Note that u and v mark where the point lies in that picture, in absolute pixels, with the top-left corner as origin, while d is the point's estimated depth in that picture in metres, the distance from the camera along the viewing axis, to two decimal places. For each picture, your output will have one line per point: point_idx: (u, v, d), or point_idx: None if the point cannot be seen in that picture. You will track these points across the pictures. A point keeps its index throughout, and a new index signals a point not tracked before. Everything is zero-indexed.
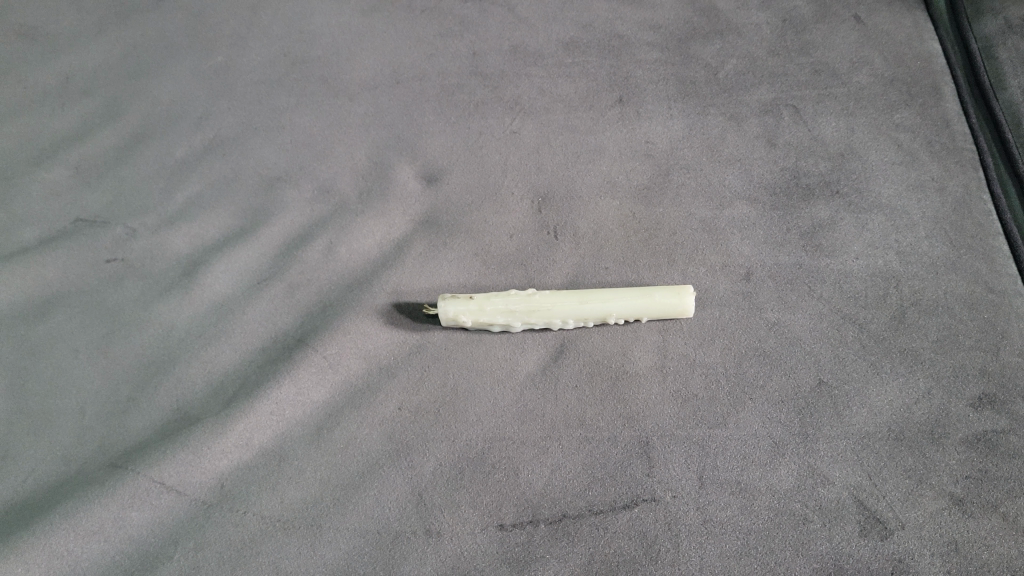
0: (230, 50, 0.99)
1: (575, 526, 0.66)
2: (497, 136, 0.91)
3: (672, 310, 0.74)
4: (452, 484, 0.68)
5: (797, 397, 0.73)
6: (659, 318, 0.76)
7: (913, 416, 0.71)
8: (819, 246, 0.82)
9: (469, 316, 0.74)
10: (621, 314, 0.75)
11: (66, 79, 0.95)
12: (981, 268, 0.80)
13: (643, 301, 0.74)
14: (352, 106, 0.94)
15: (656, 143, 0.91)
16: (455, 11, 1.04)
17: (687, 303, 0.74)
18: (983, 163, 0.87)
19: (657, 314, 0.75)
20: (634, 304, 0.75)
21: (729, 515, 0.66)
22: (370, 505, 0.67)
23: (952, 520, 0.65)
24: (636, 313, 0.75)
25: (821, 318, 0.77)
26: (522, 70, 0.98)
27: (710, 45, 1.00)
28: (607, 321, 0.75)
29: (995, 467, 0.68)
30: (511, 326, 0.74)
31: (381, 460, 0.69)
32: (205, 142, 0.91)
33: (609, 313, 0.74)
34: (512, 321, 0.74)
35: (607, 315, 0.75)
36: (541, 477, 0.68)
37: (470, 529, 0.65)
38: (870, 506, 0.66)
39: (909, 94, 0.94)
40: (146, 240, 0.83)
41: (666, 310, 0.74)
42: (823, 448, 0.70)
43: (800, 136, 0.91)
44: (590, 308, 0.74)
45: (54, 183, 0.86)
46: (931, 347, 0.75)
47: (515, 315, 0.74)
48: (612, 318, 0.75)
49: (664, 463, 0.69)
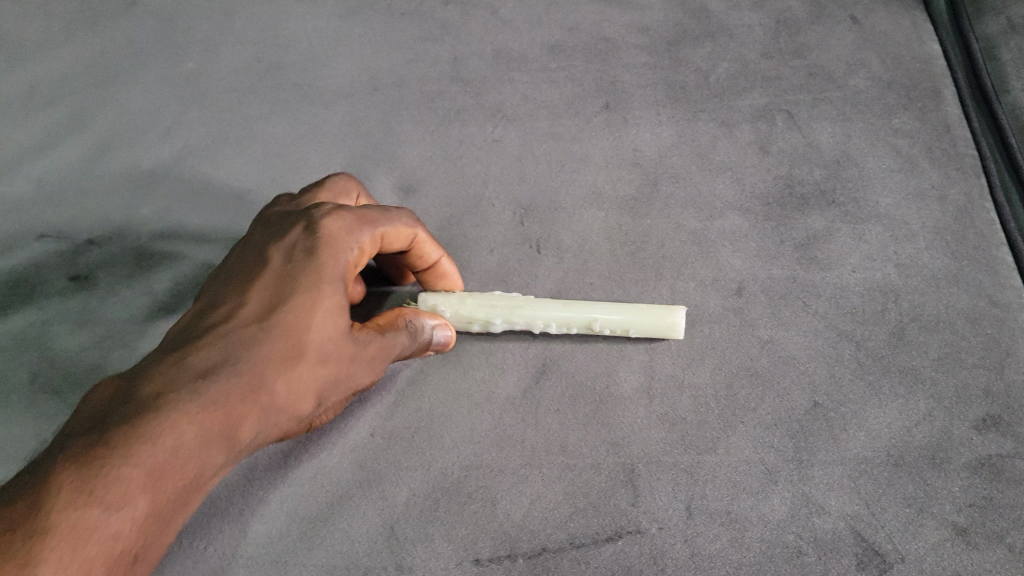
0: (202, 57, 0.94)
1: (555, 560, 0.63)
2: (478, 144, 0.87)
3: (661, 322, 0.70)
4: (426, 515, 0.65)
5: (791, 421, 0.69)
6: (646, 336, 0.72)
7: (913, 439, 0.68)
8: (814, 259, 0.78)
9: (447, 308, 0.70)
10: (608, 322, 0.70)
11: (31, 88, 0.91)
12: (985, 281, 0.76)
13: (633, 310, 0.71)
14: (328, 115, 0.90)
15: (644, 151, 0.86)
16: (435, 15, 0.98)
17: (674, 321, 0.70)
18: (985, 169, 0.84)
19: (646, 327, 0.71)
20: (624, 314, 0.70)
21: (718, 548, 0.63)
22: (339, 539, 0.64)
23: (955, 552, 0.63)
24: (623, 324, 0.71)
25: (817, 336, 0.73)
26: (505, 75, 0.93)
27: (701, 48, 0.95)
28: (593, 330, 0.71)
29: (1000, 494, 0.65)
30: (491, 323, 0.70)
31: (351, 491, 0.66)
32: (175, 152, 0.87)
33: (595, 320, 0.70)
34: (492, 317, 0.70)
35: (593, 321, 0.71)
36: (519, 508, 0.65)
37: (444, 565, 0.63)
38: (868, 537, 0.64)
39: (908, 97, 0.90)
40: (110, 257, 0.80)
41: (654, 322, 0.70)
42: (818, 474, 0.66)
43: (793, 143, 0.86)
44: (575, 312, 0.70)
45: (16, 198, 0.83)
46: (931, 366, 0.72)
47: (495, 310, 0.70)
48: (598, 326, 0.71)
49: (650, 492, 0.66)
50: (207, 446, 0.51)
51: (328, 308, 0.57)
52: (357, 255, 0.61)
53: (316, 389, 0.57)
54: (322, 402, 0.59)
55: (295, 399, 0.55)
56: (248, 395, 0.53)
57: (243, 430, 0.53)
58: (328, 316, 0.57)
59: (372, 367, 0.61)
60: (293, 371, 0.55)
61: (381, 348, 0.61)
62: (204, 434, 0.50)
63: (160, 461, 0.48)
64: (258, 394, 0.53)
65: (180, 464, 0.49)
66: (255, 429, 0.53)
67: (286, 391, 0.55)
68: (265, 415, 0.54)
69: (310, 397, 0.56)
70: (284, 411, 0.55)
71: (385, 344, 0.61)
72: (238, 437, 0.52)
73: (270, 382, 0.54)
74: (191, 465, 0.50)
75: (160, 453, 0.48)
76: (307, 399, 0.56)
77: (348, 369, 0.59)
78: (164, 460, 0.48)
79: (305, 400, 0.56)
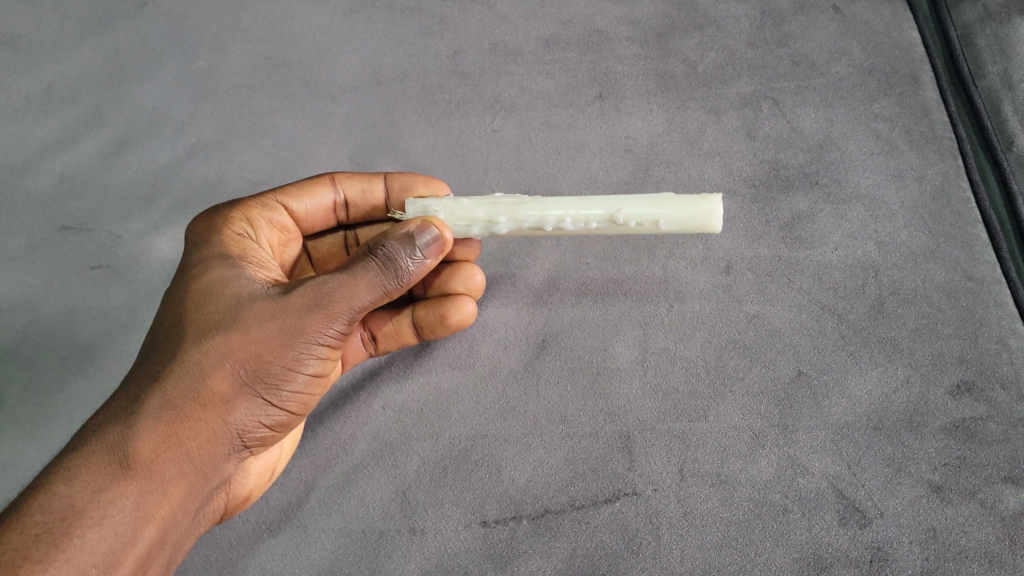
0: (212, 54, 0.98)
1: (558, 521, 0.68)
2: (478, 134, 0.92)
3: (691, 209, 0.62)
4: (436, 482, 0.70)
5: (777, 389, 0.73)
6: (678, 230, 0.64)
7: (891, 404, 0.73)
8: (799, 238, 0.82)
9: (442, 210, 0.65)
10: (631, 212, 0.63)
11: (48, 87, 0.95)
12: (961, 256, 0.81)
13: (658, 199, 0.63)
14: (333, 108, 0.94)
15: (636, 139, 0.90)
16: (434, 10, 1.01)
17: (709, 207, 0.62)
18: (963, 152, 0.87)
19: (675, 218, 0.63)
20: (650, 204, 0.63)
21: (709, 506, 0.68)
22: (355, 505, 0.69)
23: (930, 508, 0.68)
24: (651, 216, 0.63)
25: (801, 310, 0.78)
26: (502, 67, 0.96)
27: (689, 39, 0.98)
28: (615, 224, 0.64)
29: (973, 454, 0.70)
30: (494, 223, 0.65)
31: (365, 461, 0.71)
32: (188, 146, 0.91)
33: (618, 211, 0.63)
34: (495, 215, 0.65)
35: (614, 212, 0.63)
36: (523, 474, 0.70)
37: (453, 527, 0.68)
38: (849, 495, 0.69)
39: (888, 83, 0.93)
40: (130, 245, 0.84)
41: (683, 210, 0.62)
42: (802, 438, 0.71)
43: (778, 129, 0.90)
44: (592, 204, 0.64)
45: (39, 191, 0.87)
46: (909, 336, 0.76)
47: (497, 209, 0.65)
48: (620, 217, 0.63)
49: (645, 457, 0.70)
50: (109, 472, 0.53)
51: (218, 274, 0.60)
52: (248, 225, 0.68)
53: (225, 367, 0.56)
54: (265, 370, 0.57)
55: (202, 388, 0.56)
56: (142, 414, 0.55)
57: (143, 444, 0.54)
58: (222, 280, 0.60)
59: (307, 309, 0.57)
60: (185, 367, 0.56)
61: (310, 286, 0.57)
62: (99, 467, 0.53)
63: (61, 509, 0.52)
64: (159, 402, 0.55)
65: (85, 503, 0.52)
66: (164, 436, 0.55)
67: (183, 389, 0.56)
68: (171, 418, 0.55)
69: (221, 376, 0.56)
70: (197, 406, 0.56)
71: (309, 283, 0.58)
72: (143, 452, 0.54)
73: (164, 388, 0.56)
74: (98, 496, 0.52)
75: (63, 497, 0.52)
76: (217, 381, 0.56)
77: (267, 326, 0.56)
78: (64, 505, 0.52)
79: (213, 382, 0.56)
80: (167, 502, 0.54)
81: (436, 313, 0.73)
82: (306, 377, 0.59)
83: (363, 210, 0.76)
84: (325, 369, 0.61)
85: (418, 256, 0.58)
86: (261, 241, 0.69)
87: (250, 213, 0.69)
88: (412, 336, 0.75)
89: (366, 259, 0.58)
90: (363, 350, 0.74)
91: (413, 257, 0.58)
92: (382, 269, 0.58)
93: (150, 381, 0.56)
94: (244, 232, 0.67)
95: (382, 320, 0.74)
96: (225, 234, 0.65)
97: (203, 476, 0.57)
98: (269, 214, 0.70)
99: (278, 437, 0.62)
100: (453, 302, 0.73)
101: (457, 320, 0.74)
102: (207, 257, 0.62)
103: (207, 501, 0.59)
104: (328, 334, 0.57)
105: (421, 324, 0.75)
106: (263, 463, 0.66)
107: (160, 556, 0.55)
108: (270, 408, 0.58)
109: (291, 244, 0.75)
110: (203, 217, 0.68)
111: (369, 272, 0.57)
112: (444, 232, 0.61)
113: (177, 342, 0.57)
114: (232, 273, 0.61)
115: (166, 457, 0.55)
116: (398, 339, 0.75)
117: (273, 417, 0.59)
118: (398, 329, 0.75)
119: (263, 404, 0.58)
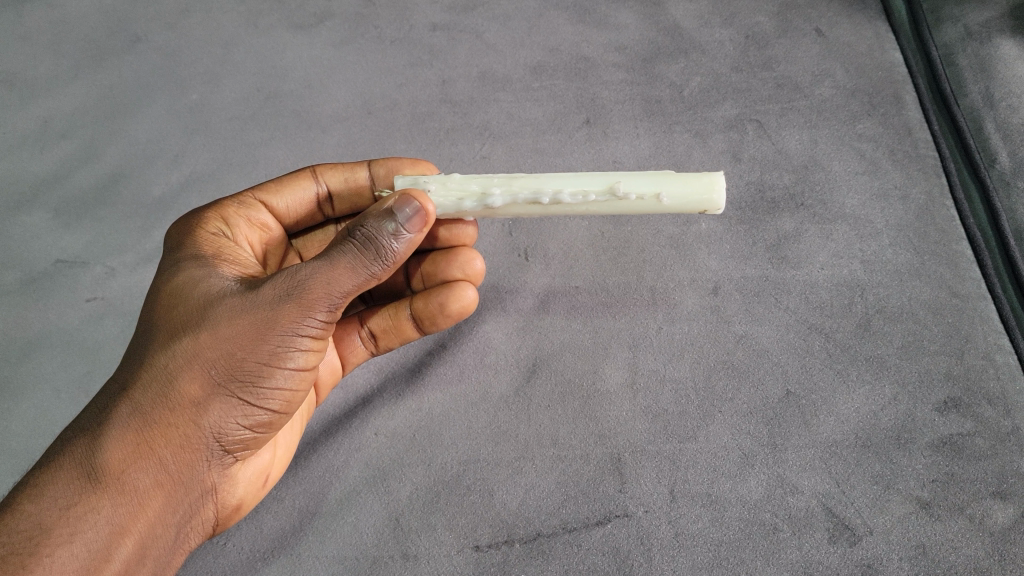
0: (205, 88, 0.99)
1: (550, 544, 0.68)
2: (467, 161, 0.93)
3: (693, 181, 0.63)
4: (429, 507, 0.71)
5: (765, 408, 0.74)
6: (680, 207, 0.64)
7: (880, 421, 0.73)
8: (785, 258, 0.83)
9: (434, 184, 0.65)
10: (632, 185, 0.63)
11: (42, 123, 0.96)
12: (946, 274, 0.82)
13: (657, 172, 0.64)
14: (325, 139, 0.95)
15: (623, 164, 0.92)
16: (423, 41, 1.02)
17: (711, 181, 0.63)
18: (946, 171, 0.88)
19: (678, 191, 0.63)
20: (650, 180, 0.64)
21: (700, 527, 0.69)
22: (348, 532, 0.70)
23: (920, 524, 0.69)
24: (653, 187, 0.63)
25: (788, 329, 0.78)
26: (490, 95, 0.98)
27: (675, 64, 0.99)
28: (615, 197, 0.64)
29: (962, 470, 0.71)
30: (487, 195, 0.64)
31: (358, 488, 0.72)
32: (182, 179, 0.93)
33: (617, 183, 0.64)
34: (489, 188, 0.64)
35: (613, 183, 0.64)
36: (515, 498, 0.71)
37: (447, 552, 0.69)
38: (838, 513, 0.69)
39: (871, 104, 0.94)
40: (124, 277, 0.85)
41: (686, 183, 0.63)
42: (791, 457, 0.72)
43: (764, 151, 0.91)
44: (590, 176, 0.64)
45: (33, 227, 0.89)
46: (895, 354, 0.77)
47: (492, 181, 0.64)
48: (620, 188, 0.63)
49: (636, 479, 0.71)
50: (78, 487, 0.54)
51: (189, 275, 0.61)
52: (223, 224, 0.69)
53: (194, 368, 0.56)
54: (239, 368, 0.56)
55: (172, 392, 0.56)
56: (111, 426, 0.56)
57: (113, 455, 0.55)
58: (192, 280, 0.60)
59: (279, 301, 0.56)
60: (154, 371, 0.57)
61: (283, 278, 0.56)
62: (67, 483, 0.54)
63: (28, 528, 0.53)
64: (127, 413, 0.56)
65: (54, 521, 0.53)
66: (134, 446, 0.55)
67: (152, 396, 0.56)
68: (141, 426, 0.56)
69: (191, 378, 0.56)
70: (167, 411, 0.56)
71: (282, 274, 0.57)
72: (113, 464, 0.55)
73: (133, 397, 0.56)
74: (67, 512, 0.53)
75: (32, 515, 0.53)
76: (187, 384, 0.56)
77: (238, 321, 0.56)
78: (33, 523, 0.53)
79: (183, 384, 0.56)
80: (141, 515, 0.55)
81: (436, 303, 0.73)
82: (286, 373, 0.58)
83: (347, 197, 0.77)
84: (311, 361, 0.59)
85: (398, 235, 0.56)
86: (239, 238, 0.70)
87: (226, 212, 0.70)
88: (413, 330, 0.75)
89: (344, 243, 0.56)
90: (364, 350, 0.75)
91: (394, 236, 0.56)
92: (360, 251, 0.55)
93: (123, 401, 0.57)
94: (220, 230, 0.68)
95: (382, 317, 0.75)
96: (201, 234, 0.66)
97: (181, 485, 0.57)
98: (247, 212, 0.71)
99: (267, 436, 0.61)
100: (453, 290, 0.73)
101: (457, 308, 0.74)
102: (180, 258, 0.63)
103: (190, 510, 0.59)
104: (305, 326, 0.56)
105: (421, 316, 0.74)
106: (254, 468, 0.65)
107: (141, 571, 0.56)
108: (248, 408, 0.58)
109: (276, 242, 0.75)
110: (182, 221, 0.69)
111: (347, 257, 0.55)
112: (427, 204, 0.58)
113: (150, 356, 0.57)
114: (201, 272, 0.61)
115: (137, 466, 0.55)
116: (399, 334, 0.75)
117: (253, 416, 0.58)
118: (398, 323, 0.75)
119: (239, 404, 0.57)
